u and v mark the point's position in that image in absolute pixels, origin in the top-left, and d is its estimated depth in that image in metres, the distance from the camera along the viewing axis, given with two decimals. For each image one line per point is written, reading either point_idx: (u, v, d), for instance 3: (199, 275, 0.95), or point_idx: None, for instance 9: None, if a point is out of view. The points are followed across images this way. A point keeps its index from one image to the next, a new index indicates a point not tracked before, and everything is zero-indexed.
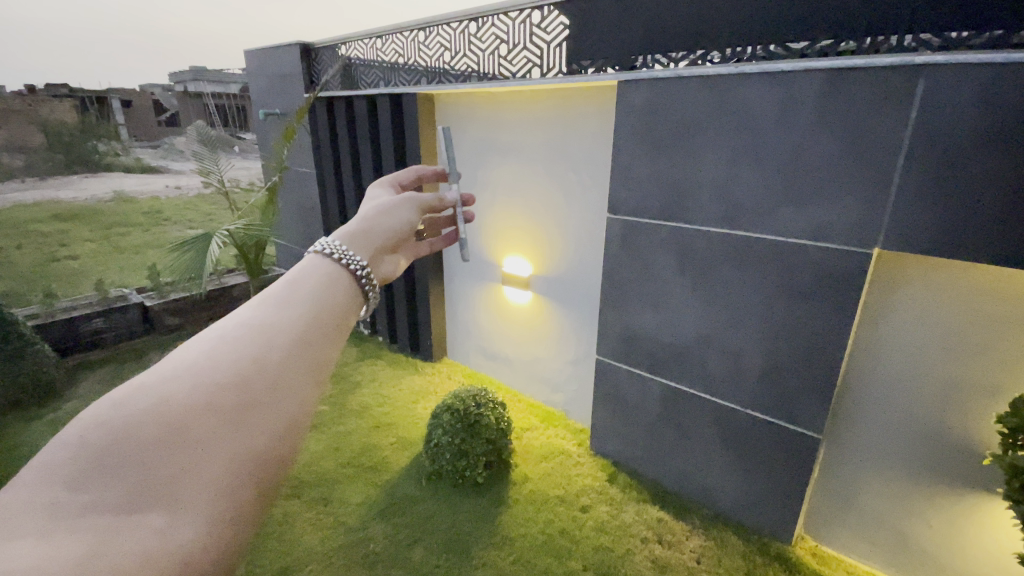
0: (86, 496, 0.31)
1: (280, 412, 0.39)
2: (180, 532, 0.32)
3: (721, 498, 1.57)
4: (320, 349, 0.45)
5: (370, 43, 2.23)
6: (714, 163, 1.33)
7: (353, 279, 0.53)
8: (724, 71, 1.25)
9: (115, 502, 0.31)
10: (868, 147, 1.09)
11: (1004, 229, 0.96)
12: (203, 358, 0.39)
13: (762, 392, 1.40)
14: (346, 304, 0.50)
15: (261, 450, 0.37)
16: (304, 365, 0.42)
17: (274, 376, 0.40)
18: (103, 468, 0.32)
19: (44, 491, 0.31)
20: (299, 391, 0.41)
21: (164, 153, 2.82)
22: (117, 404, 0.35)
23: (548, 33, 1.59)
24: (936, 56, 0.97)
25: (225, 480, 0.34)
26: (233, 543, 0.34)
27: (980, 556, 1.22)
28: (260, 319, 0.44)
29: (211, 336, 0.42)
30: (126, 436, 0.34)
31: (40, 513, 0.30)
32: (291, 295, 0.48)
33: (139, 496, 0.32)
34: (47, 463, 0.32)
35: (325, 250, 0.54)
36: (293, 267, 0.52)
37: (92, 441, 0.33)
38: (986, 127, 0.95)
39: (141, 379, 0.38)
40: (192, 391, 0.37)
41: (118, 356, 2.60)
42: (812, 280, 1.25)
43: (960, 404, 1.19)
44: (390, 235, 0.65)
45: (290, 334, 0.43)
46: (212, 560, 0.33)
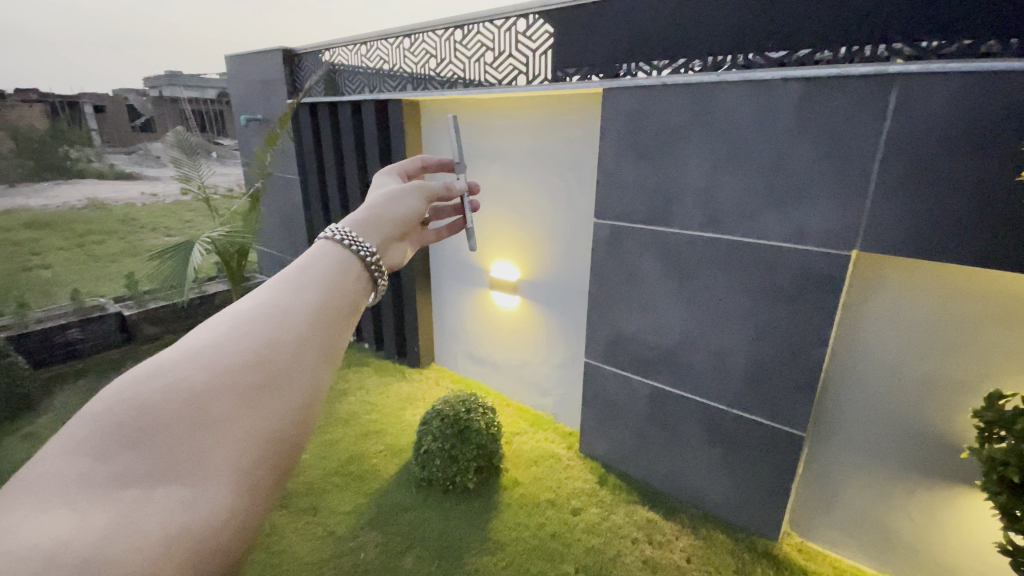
0: (110, 469, 0.32)
1: (295, 392, 0.39)
2: (200, 507, 0.33)
3: (709, 497, 1.59)
4: (332, 330, 0.45)
5: (355, 50, 2.23)
6: (698, 168, 1.36)
7: (364, 266, 0.52)
8: (706, 80, 1.28)
9: (137, 476, 0.32)
10: (845, 152, 1.13)
11: (974, 231, 1.01)
12: (219, 337, 0.40)
13: (747, 391, 1.43)
14: (357, 287, 0.50)
15: (277, 429, 0.37)
16: (317, 346, 0.43)
17: (289, 356, 0.40)
18: (125, 442, 0.33)
19: (71, 463, 0.32)
20: (314, 372, 0.41)
21: (138, 160, 2.75)
22: (138, 381, 0.36)
23: (533, 41, 1.61)
24: (909, 65, 1.01)
25: (242, 457, 0.35)
26: (250, 519, 0.35)
27: (957, 546, 1.27)
28: (274, 299, 0.44)
29: (227, 315, 0.43)
30: (147, 412, 0.34)
31: (68, 485, 0.31)
32: (304, 277, 0.48)
33: (160, 470, 0.33)
34: (74, 436, 0.33)
35: (335, 237, 0.53)
36: (304, 252, 0.52)
37: (116, 416, 0.34)
38: (956, 135, 0.99)
39: (161, 357, 0.38)
40: (209, 369, 0.37)
41: (94, 368, 2.54)
42: (793, 281, 1.28)
43: (937, 399, 1.23)
44: (398, 223, 0.65)
45: (304, 316, 0.43)
46: (231, 534, 0.34)
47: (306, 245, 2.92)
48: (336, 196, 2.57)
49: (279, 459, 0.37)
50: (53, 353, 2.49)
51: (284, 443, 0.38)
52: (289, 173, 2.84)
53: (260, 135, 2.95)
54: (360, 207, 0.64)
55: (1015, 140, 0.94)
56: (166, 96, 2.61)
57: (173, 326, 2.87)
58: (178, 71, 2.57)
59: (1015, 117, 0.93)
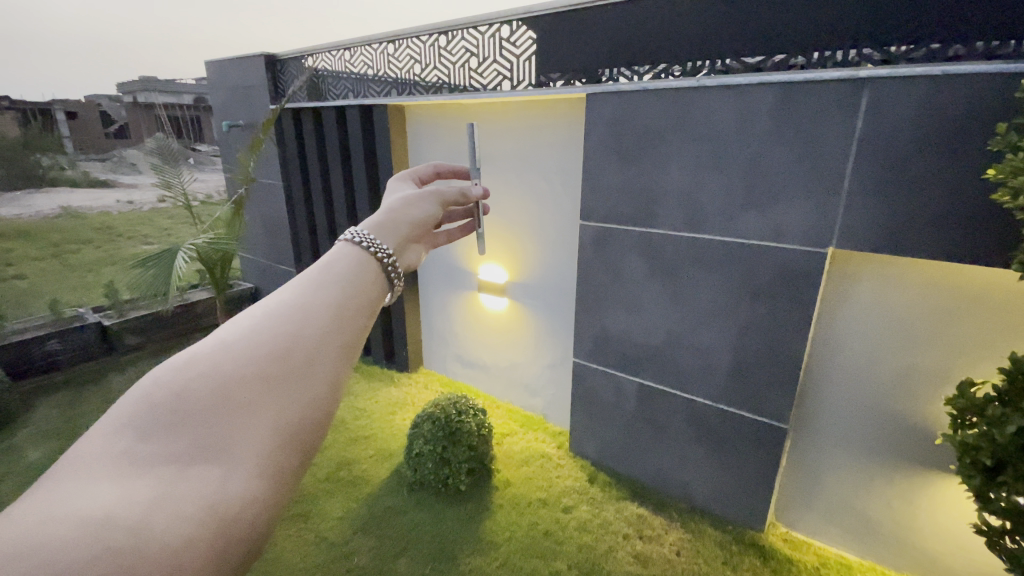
0: (150, 448, 0.35)
1: (319, 380, 0.41)
2: (230, 486, 0.35)
3: (697, 491, 1.63)
4: (354, 321, 0.46)
5: (338, 55, 2.23)
6: (680, 170, 1.40)
7: (382, 270, 0.53)
8: (687, 84, 1.32)
9: (173, 455, 0.35)
10: (820, 154, 1.18)
11: (942, 227, 1.06)
12: (248, 327, 0.42)
13: (731, 387, 1.47)
14: (377, 282, 0.52)
15: (301, 414, 0.39)
16: (340, 336, 0.44)
17: (313, 345, 0.42)
18: (162, 424, 0.36)
19: (118, 441, 0.35)
20: (336, 362, 0.43)
21: (114, 167, 2.68)
22: (174, 367, 0.39)
23: (516, 47, 1.63)
24: (879, 70, 1.06)
25: (269, 441, 0.37)
26: (277, 498, 0.37)
27: (934, 531, 1.32)
28: (299, 292, 0.46)
29: (255, 306, 0.45)
30: (181, 397, 0.37)
31: (112, 461, 0.34)
32: (326, 273, 0.49)
33: (194, 450, 0.35)
34: (120, 417, 0.36)
35: (354, 239, 0.54)
36: (325, 253, 0.53)
37: (156, 400, 0.36)
38: (923, 136, 1.04)
39: (196, 347, 0.41)
40: (238, 357, 0.39)
41: (74, 380, 2.48)
42: (773, 279, 1.32)
43: (913, 389, 1.28)
44: (414, 226, 0.66)
45: (326, 309, 0.45)
46: (259, 511, 0.36)
47: (290, 251, 2.90)
48: (320, 201, 2.56)
49: (304, 443, 0.39)
50: (31, 364, 2.43)
51: (309, 428, 0.40)
52: (272, 179, 2.82)
53: (242, 141, 2.92)
54: (378, 210, 0.65)
55: (978, 141, 0.99)
56: (141, 102, 2.53)
57: (155, 335, 2.82)
58: (154, 76, 2.50)
59: (979, 118, 0.98)
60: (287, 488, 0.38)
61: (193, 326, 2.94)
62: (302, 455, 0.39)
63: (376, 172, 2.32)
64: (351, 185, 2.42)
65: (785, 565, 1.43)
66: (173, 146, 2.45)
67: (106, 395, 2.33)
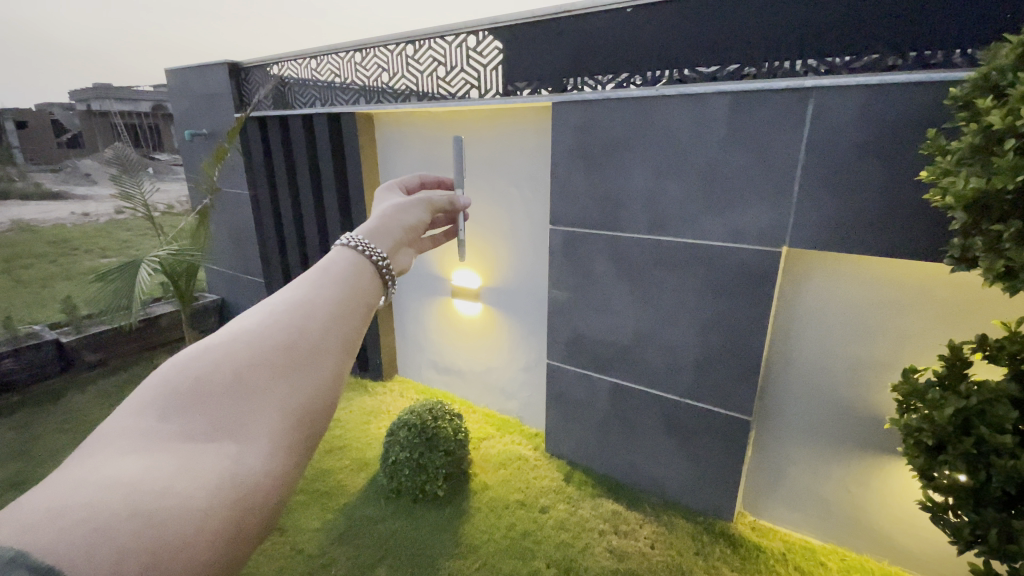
0: (171, 427, 0.38)
1: (327, 367, 0.44)
2: (246, 461, 0.38)
3: (669, 486, 1.67)
4: (357, 315, 0.50)
5: (304, 63, 2.22)
6: (644, 174, 1.45)
7: (376, 269, 0.56)
8: (647, 93, 1.37)
9: (192, 434, 0.38)
10: (774, 158, 1.24)
11: (886, 225, 1.13)
12: (258, 319, 0.46)
13: (697, 382, 1.53)
14: (377, 279, 0.55)
15: (311, 398, 0.43)
16: (344, 328, 0.48)
17: (320, 336, 0.45)
18: (182, 405, 0.39)
19: (139, 420, 0.38)
20: (340, 351, 0.46)
21: (66, 177, 2.57)
22: (191, 355, 0.42)
23: (483, 57, 1.66)
24: (822, 79, 1.13)
25: (281, 422, 0.40)
26: (289, 475, 0.40)
27: (888, 511, 1.40)
28: (305, 287, 0.50)
29: (265, 300, 0.49)
30: (199, 382, 0.40)
31: (137, 438, 0.37)
32: (328, 271, 0.53)
33: (211, 430, 0.39)
34: (142, 400, 0.40)
35: (351, 244, 0.58)
36: (324, 255, 0.56)
37: (175, 384, 0.40)
38: (865, 141, 1.12)
39: (209, 338, 0.44)
40: (249, 346, 0.43)
41: (30, 400, 2.37)
42: (734, 278, 1.39)
43: (865, 379, 1.36)
44: (406, 230, 0.69)
45: (330, 303, 0.48)
46: (273, 487, 0.39)
47: (256, 261, 2.85)
48: (288, 210, 2.52)
49: (312, 426, 0.42)
50: None
51: (318, 411, 0.43)
52: (237, 188, 2.77)
53: (206, 150, 2.86)
54: (371, 216, 0.68)
55: (914, 144, 1.07)
56: (95, 109, 2.47)
57: (116, 351, 2.72)
58: (108, 83, 2.45)
59: (914, 124, 1.06)
60: (298, 467, 0.41)
61: (155, 340, 2.85)
62: (311, 437, 0.42)
63: (346, 181, 2.31)
64: (320, 193, 2.40)
65: (753, 551, 1.48)
66: (132, 155, 2.37)
67: (65, 415, 2.24)
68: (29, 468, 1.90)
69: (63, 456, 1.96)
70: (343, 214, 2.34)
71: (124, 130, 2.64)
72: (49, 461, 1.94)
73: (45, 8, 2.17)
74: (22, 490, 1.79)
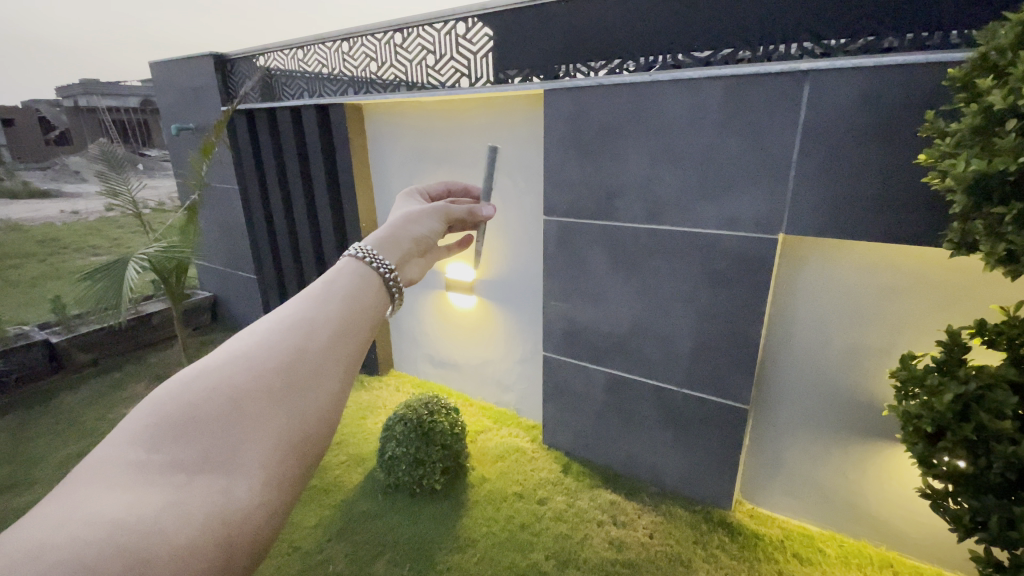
0: (161, 458, 0.39)
1: (321, 396, 0.47)
2: (237, 491, 0.39)
3: (667, 475, 1.67)
4: (352, 341, 0.52)
5: (291, 54, 2.17)
6: (637, 163, 1.43)
7: (383, 282, 0.60)
8: (639, 79, 1.35)
9: (183, 465, 0.39)
10: (769, 144, 1.22)
11: (883, 209, 1.12)
12: (254, 346, 0.47)
13: (693, 371, 1.52)
14: (375, 301, 0.58)
15: (303, 427, 0.44)
16: (339, 355, 0.50)
17: (317, 362, 0.48)
18: (174, 436, 0.40)
19: (131, 448, 0.39)
20: (336, 379, 0.48)
21: (54, 175, 2.55)
22: (184, 383, 0.43)
23: (473, 44, 1.63)
24: (818, 62, 1.11)
25: (273, 451, 0.42)
26: (279, 505, 0.41)
27: (887, 496, 1.40)
28: (303, 311, 0.52)
29: (261, 325, 0.50)
30: (193, 409, 0.41)
31: (127, 470, 0.38)
32: (328, 292, 0.56)
33: (203, 460, 0.40)
34: (132, 430, 0.41)
35: (359, 255, 0.62)
36: (331, 270, 0.60)
37: (170, 412, 0.41)
38: (861, 125, 1.10)
39: (207, 362, 0.46)
40: (245, 373, 0.44)
41: (22, 402, 2.35)
42: (730, 265, 1.37)
43: (863, 365, 1.35)
44: (411, 242, 0.74)
45: (328, 329, 0.51)
46: (261, 519, 0.40)
47: (247, 257, 2.82)
48: (278, 204, 2.49)
49: (304, 455, 0.44)
50: None
51: (310, 440, 0.45)
52: (226, 183, 2.73)
53: (193, 144, 2.81)
54: (382, 228, 0.73)
55: (911, 126, 1.05)
56: (82, 106, 2.43)
57: (108, 351, 2.69)
58: (95, 79, 2.39)
59: (911, 106, 1.04)
60: (289, 495, 0.43)
61: (149, 339, 2.84)
62: (302, 465, 0.44)
63: (336, 174, 2.27)
64: (310, 188, 2.36)
65: (751, 539, 1.48)
66: (118, 151, 2.32)
67: (57, 416, 2.22)
68: (22, 470, 1.88)
69: (57, 457, 1.94)
70: (334, 208, 2.31)
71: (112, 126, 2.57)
72: (42, 463, 1.92)
73: (31, 5, 2.11)
74: (15, 492, 1.77)
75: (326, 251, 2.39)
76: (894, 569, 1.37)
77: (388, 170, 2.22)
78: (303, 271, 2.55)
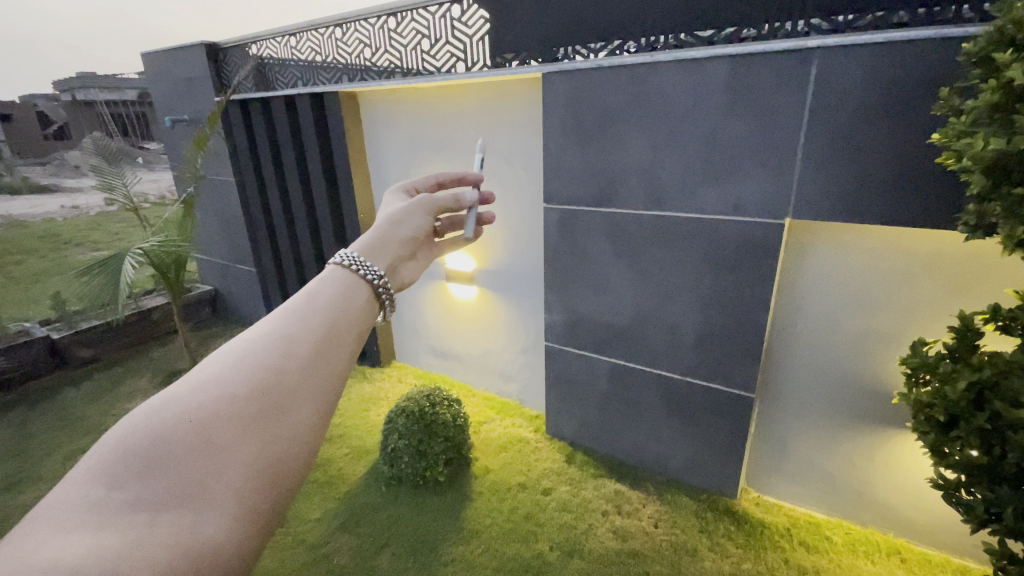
0: (125, 496, 0.40)
1: (293, 422, 0.48)
2: (205, 526, 0.41)
3: (671, 463, 1.66)
4: (331, 359, 0.54)
5: (283, 41, 2.13)
6: (639, 148, 1.40)
7: (372, 289, 0.65)
8: (640, 61, 1.31)
9: (147, 503, 0.41)
10: (774, 126, 1.18)
11: (894, 191, 1.09)
12: (224, 374, 0.49)
13: (697, 359, 1.50)
14: (357, 315, 0.61)
15: (275, 455, 0.46)
16: (315, 378, 0.52)
17: (290, 387, 0.50)
18: (139, 473, 0.42)
19: (92, 488, 0.40)
20: (310, 401, 0.50)
21: (55, 171, 2.52)
22: (150, 416, 0.45)
23: (468, 27, 1.58)
24: (827, 39, 1.06)
25: (243, 482, 0.44)
26: (251, 534, 0.43)
27: (895, 483, 1.38)
28: (278, 332, 0.54)
29: (232, 351, 0.52)
30: (159, 443, 0.43)
31: (87, 510, 0.39)
32: (308, 308, 0.58)
33: (169, 496, 0.41)
34: (95, 467, 0.42)
35: (345, 262, 0.66)
36: (313, 283, 0.63)
37: (136, 446, 0.43)
38: (871, 104, 1.06)
39: (175, 391, 0.48)
40: (215, 402, 0.46)
41: (25, 398, 2.35)
42: (735, 251, 1.34)
43: (871, 352, 1.33)
44: (399, 245, 0.77)
45: (305, 350, 0.53)
46: (232, 551, 0.42)
47: (247, 249, 2.80)
48: (276, 195, 2.45)
49: (277, 481, 0.46)
50: None
51: (283, 467, 0.47)
52: (223, 175, 2.70)
53: (188, 136, 2.77)
54: (372, 232, 0.76)
55: (923, 105, 1.01)
56: (80, 99, 2.40)
57: (110, 347, 2.69)
58: (93, 73, 2.36)
59: (924, 83, 1.00)
60: (263, 523, 0.45)
61: (151, 334, 2.83)
62: (276, 491, 0.46)
63: (333, 164, 2.24)
64: (307, 178, 2.33)
65: (756, 528, 1.47)
66: (113, 145, 2.30)
67: (61, 412, 2.22)
68: (27, 466, 1.89)
69: (61, 453, 1.95)
70: (331, 199, 2.27)
71: (111, 119, 2.60)
72: (46, 459, 1.92)
73: (40, 5, 2.07)
74: (20, 488, 1.78)
75: (325, 243, 2.37)
76: (901, 556, 1.36)
77: (385, 159, 2.18)
78: (302, 263, 2.53)
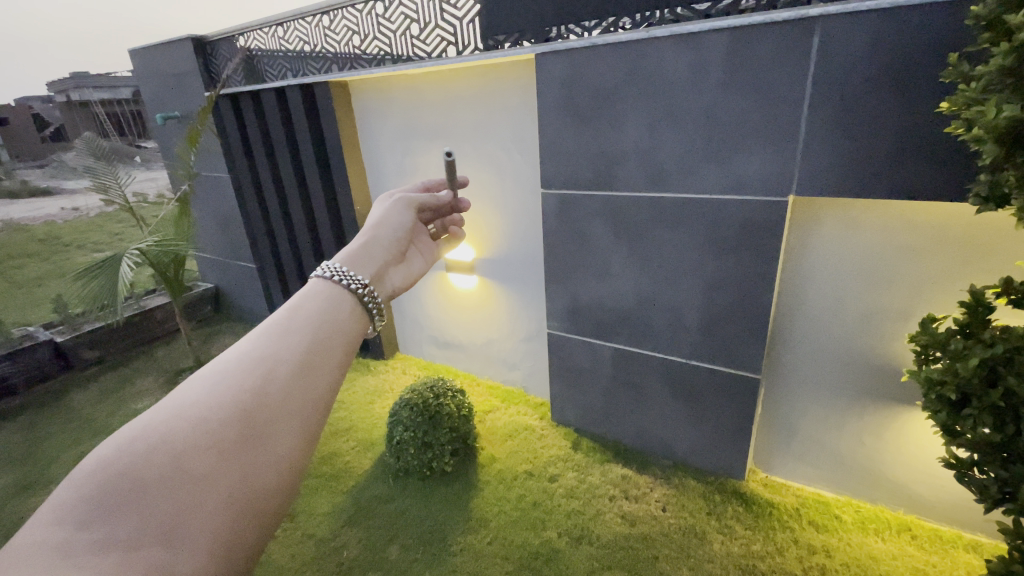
0: (94, 534, 0.40)
1: (275, 447, 0.50)
2: (178, 562, 0.42)
3: (677, 447, 1.66)
4: (312, 383, 0.56)
5: (271, 31, 2.09)
6: (637, 128, 1.36)
7: (358, 299, 0.67)
8: (635, 37, 1.27)
9: (117, 541, 0.41)
10: (775, 99, 1.15)
11: (899, 164, 1.06)
12: (203, 401, 0.50)
13: (702, 342, 1.48)
14: (341, 334, 0.62)
15: (253, 482, 0.48)
16: (295, 403, 0.53)
17: (268, 414, 0.51)
18: (110, 508, 0.42)
19: (59, 529, 0.40)
20: (290, 429, 0.52)
21: (53, 173, 2.49)
22: (124, 448, 0.46)
23: (458, 9, 1.54)
24: (828, 7, 1.02)
25: (219, 514, 0.45)
26: (226, 568, 0.44)
27: (906, 459, 1.36)
28: (257, 354, 0.55)
29: (211, 375, 0.54)
30: (133, 475, 0.44)
31: (54, 553, 0.39)
32: (288, 326, 0.59)
33: (140, 532, 0.42)
34: (63, 503, 0.42)
35: (327, 272, 0.68)
36: (297, 300, 0.64)
37: (111, 478, 0.43)
38: (877, 74, 1.02)
39: (152, 419, 0.49)
40: (192, 432, 0.48)
41: (34, 402, 2.37)
42: (737, 230, 1.31)
43: (878, 328, 1.30)
44: (381, 257, 0.79)
45: (285, 374, 0.55)
46: None
47: (245, 245, 2.79)
48: (271, 189, 2.42)
49: (254, 512, 0.47)
50: None
51: (262, 496, 0.48)
52: (218, 171, 2.68)
53: (180, 133, 2.73)
54: (353, 244, 0.78)
55: (934, 72, 0.97)
56: (75, 100, 2.38)
57: (113, 347, 2.69)
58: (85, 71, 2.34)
59: (931, 50, 0.96)
60: (240, 555, 0.46)
61: (153, 333, 2.83)
62: (253, 523, 0.47)
63: (326, 155, 2.20)
64: (302, 172, 2.30)
65: (764, 509, 1.47)
66: (106, 145, 2.27)
67: (69, 414, 2.23)
68: (38, 470, 1.90)
69: (70, 455, 1.96)
70: (327, 192, 2.25)
71: (106, 119, 2.57)
72: (56, 462, 1.94)
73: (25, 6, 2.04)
74: (31, 493, 1.80)
75: (322, 236, 2.35)
76: (912, 533, 1.36)
77: (380, 148, 2.15)
78: (301, 257, 2.51)
